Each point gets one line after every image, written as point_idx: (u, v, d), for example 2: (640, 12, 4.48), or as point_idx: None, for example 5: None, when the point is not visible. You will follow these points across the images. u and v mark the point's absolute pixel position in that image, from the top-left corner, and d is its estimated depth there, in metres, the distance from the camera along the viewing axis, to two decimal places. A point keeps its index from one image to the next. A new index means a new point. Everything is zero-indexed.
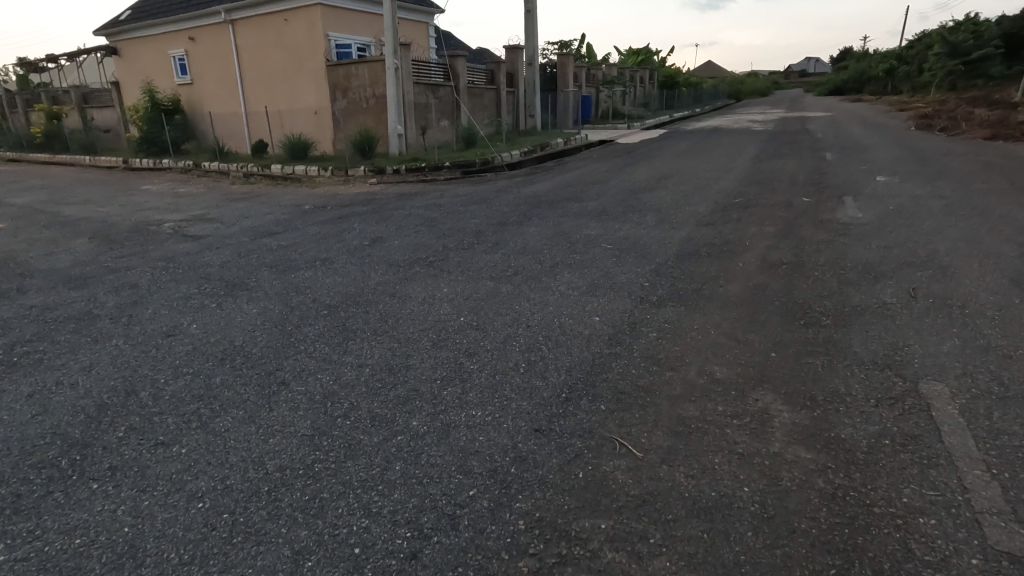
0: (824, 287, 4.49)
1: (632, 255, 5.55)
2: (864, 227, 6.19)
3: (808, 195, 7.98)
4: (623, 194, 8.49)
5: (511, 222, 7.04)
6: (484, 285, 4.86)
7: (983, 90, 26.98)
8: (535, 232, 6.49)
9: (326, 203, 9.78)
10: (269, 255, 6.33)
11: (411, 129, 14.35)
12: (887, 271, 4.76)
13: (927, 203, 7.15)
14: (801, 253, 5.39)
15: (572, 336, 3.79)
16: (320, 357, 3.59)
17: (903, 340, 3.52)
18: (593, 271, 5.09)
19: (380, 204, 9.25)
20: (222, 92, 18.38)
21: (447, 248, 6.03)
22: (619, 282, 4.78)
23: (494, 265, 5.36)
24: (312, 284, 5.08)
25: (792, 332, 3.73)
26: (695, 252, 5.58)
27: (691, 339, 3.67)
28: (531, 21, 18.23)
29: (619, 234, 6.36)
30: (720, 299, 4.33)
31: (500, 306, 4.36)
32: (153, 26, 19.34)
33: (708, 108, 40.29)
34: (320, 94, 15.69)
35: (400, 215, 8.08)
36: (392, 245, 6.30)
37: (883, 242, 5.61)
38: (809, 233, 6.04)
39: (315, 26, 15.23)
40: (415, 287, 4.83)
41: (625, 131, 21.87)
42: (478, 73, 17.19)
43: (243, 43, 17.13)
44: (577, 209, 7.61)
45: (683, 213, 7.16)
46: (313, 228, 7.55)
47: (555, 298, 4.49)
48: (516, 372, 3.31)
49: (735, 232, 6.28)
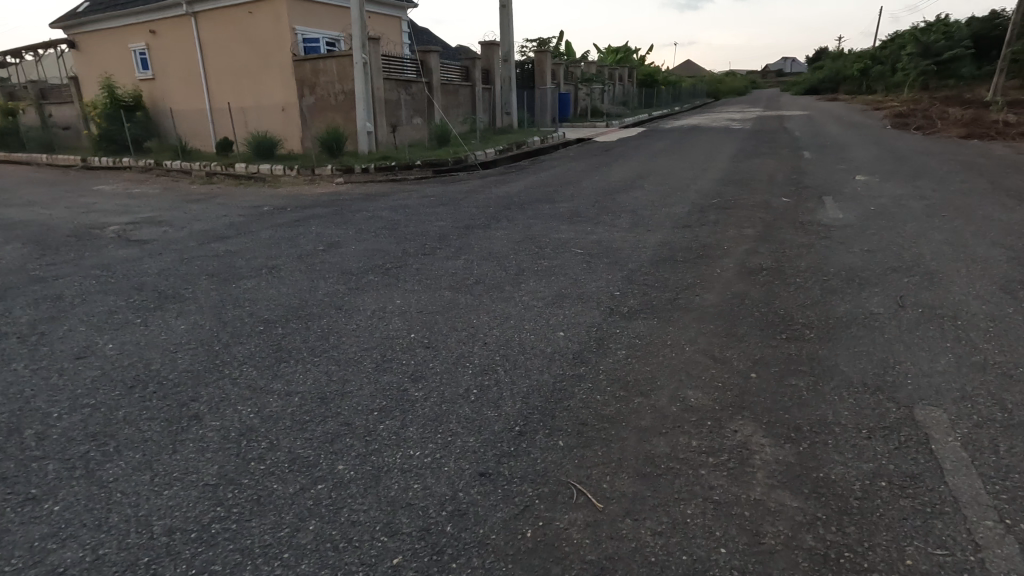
0: (806, 296, 4.17)
1: (603, 261, 5.20)
2: (845, 229, 5.93)
3: (787, 196, 7.72)
4: (597, 195, 8.13)
5: (478, 225, 6.64)
6: (442, 295, 4.45)
7: (954, 90, 27.30)
8: (502, 237, 6.11)
9: (287, 203, 9.27)
10: (215, 261, 5.85)
11: (381, 126, 13.84)
12: (871, 278, 4.48)
13: (908, 204, 6.93)
14: (781, 258, 5.09)
15: (532, 355, 3.40)
16: (245, 384, 3.15)
17: (894, 357, 3.21)
18: (560, 279, 4.71)
19: (343, 205, 8.77)
20: (186, 88, 17.63)
21: (407, 253, 5.61)
22: (588, 292, 4.42)
23: (455, 273, 4.96)
24: (253, 296, 4.62)
25: (774, 348, 3.39)
26: (670, 257, 5.25)
27: (664, 359, 3.32)
28: (506, 17, 17.83)
29: (591, 238, 6.00)
30: (695, 311, 3.98)
31: (456, 321, 3.95)
32: (113, 19, 18.52)
33: (687, 107, 40.29)
34: (286, 90, 15.08)
35: (362, 217, 7.62)
36: (348, 251, 5.86)
37: (866, 245, 5.34)
38: (788, 236, 5.75)
39: (281, 20, 14.62)
40: (365, 299, 4.41)
41: (604, 129, 21.61)
42: (453, 69, 16.74)
43: (206, 36, 16.45)
44: (548, 211, 7.23)
45: (658, 215, 6.83)
46: (268, 232, 7.06)
47: (516, 310, 4.11)
48: (466, 401, 2.92)
49: (713, 235, 5.96)
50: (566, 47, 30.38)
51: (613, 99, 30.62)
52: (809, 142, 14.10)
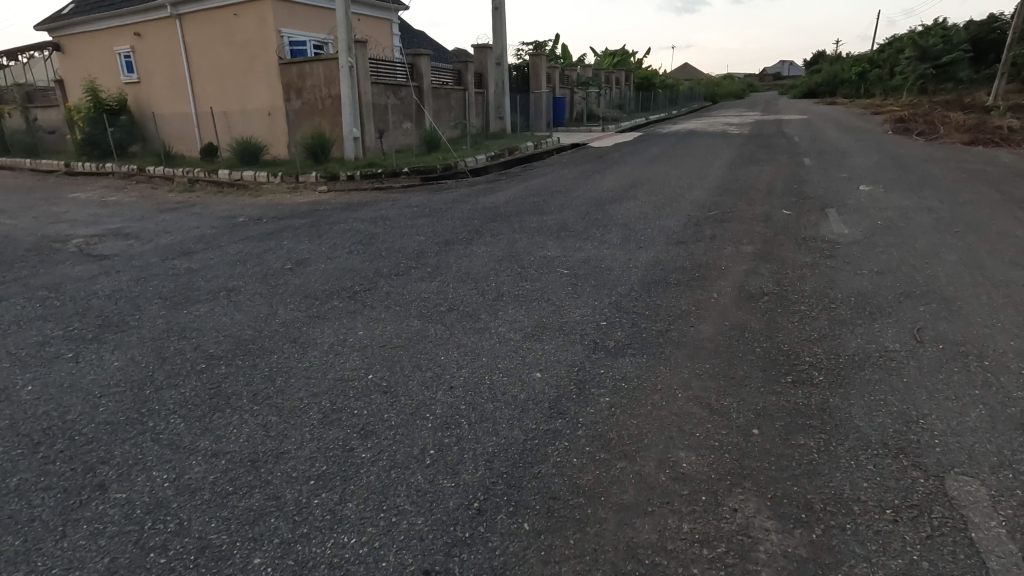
0: (813, 328, 3.77)
1: (590, 283, 4.78)
2: (851, 246, 5.53)
3: (788, 207, 7.31)
4: (588, 207, 7.72)
5: (458, 241, 6.23)
6: (410, 324, 4.04)
7: (952, 94, 27.00)
8: (484, 254, 5.70)
9: (264, 214, 8.85)
10: (173, 281, 5.42)
11: (368, 131, 13.44)
12: (884, 305, 4.08)
13: (917, 217, 6.53)
14: (783, 280, 4.68)
15: (503, 403, 2.98)
16: (167, 440, 2.72)
17: (916, 408, 2.81)
18: (542, 306, 4.30)
19: (322, 216, 8.35)
20: (171, 91, 17.20)
21: (379, 273, 5.20)
22: (571, 322, 4.00)
23: (428, 298, 4.54)
24: (204, 324, 4.20)
25: (777, 395, 2.99)
26: (663, 279, 4.84)
27: (652, 408, 2.91)
28: (499, 19, 17.45)
29: (579, 255, 5.60)
30: (689, 346, 3.57)
31: (421, 357, 3.54)
32: (97, 21, 18.11)
33: (684, 110, 40.02)
34: (272, 94, 14.66)
35: (339, 230, 7.20)
36: (316, 269, 5.44)
37: (875, 266, 4.94)
38: (791, 254, 5.35)
39: (267, 22, 14.22)
40: (325, 329, 3.99)
41: (600, 133, 21.22)
42: (445, 73, 16.35)
43: (191, 39, 16.04)
44: (535, 224, 6.82)
45: (652, 229, 6.42)
46: (236, 247, 6.63)
47: (491, 345, 3.67)
48: (421, 465, 2.50)
49: (709, 252, 5.55)
50: (562, 50, 30.01)
51: (609, 103, 30.26)
52: (809, 148, 13.72)
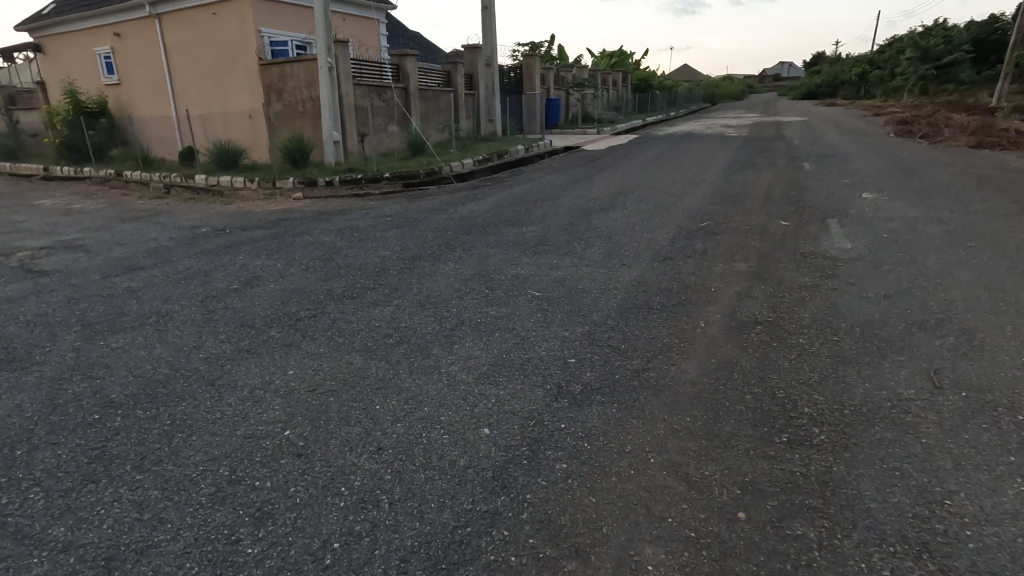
0: (812, 368, 3.25)
1: (563, 308, 4.25)
2: (854, 263, 5.02)
3: (785, 218, 6.80)
4: (571, 217, 7.19)
5: (426, 256, 5.73)
6: (349, 361, 3.53)
7: (955, 95, 26.41)
8: (451, 272, 5.18)
9: (230, 223, 8.34)
10: (105, 303, 4.91)
11: (350, 135, 12.93)
12: (894, 337, 3.56)
13: (925, 229, 6.01)
14: (779, 306, 4.16)
15: (436, 474, 2.44)
16: (11, 529, 2.19)
17: (940, 483, 2.29)
18: (504, 337, 3.79)
19: (289, 225, 7.84)
20: (151, 93, 16.70)
21: (330, 296, 4.67)
22: (535, 358, 3.48)
23: (378, 327, 4.02)
24: (118, 359, 3.68)
25: (771, 463, 2.46)
26: (645, 303, 4.31)
27: (618, 481, 2.38)
28: (489, 19, 16.95)
29: (555, 273, 5.09)
30: (668, 393, 3.05)
31: (354, 405, 3.02)
32: (76, 21, 17.62)
33: (682, 112, 39.45)
34: (253, 96, 14.16)
35: (301, 242, 6.69)
36: (264, 290, 4.93)
37: (881, 288, 4.42)
38: (788, 273, 4.83)
39: (246, 21, 13.72)
40: (252, 367, 3.48)
41: (594, 136, 20.71)
42: (433, 74, 15.84)
43: (170, 39, 15.55)
44: (512, 237, 6.31)
45: (637, 243, 5.90)
46: (187, 262, 6.11)
47: (437, 389, 3.14)
48: (317, 568, 1.97)
49: (698, 270, 5.03)
50: (557, 50, 29.54)
51: (606, 105, 29.73)
52: (809, 152, 13.23)
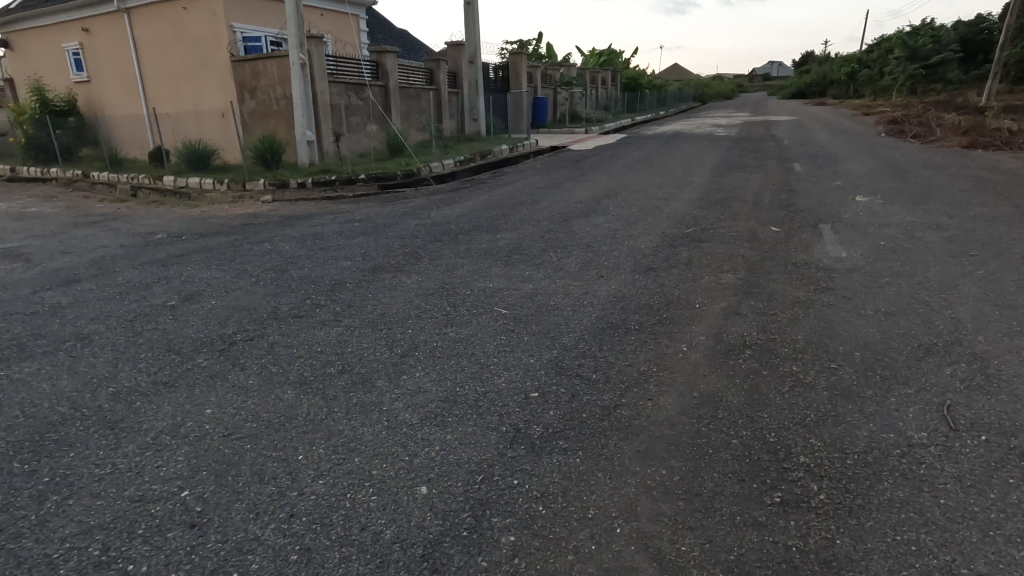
0: (808, 403, 2.83)
1: (530, 329, 3.82)
2: (850, 275, 4.63)
3: (776, 223, 6.40)
4: (549, 223, 6.75)
5: (389, 267, 5.28)
6: (280, 395, 3.07)
7: (943, 95, 26.26)
8: (413, 286, 4.72)
9: (188, 228, 7.82)
10: (25, 322, 4.41)
11: (325, 134, 12.42)
12: (899, 365, 3.15)
13: (924, 236, 5.63)
14: (769, 325, 3.75)
15: (351, 554, 1.99)
16: None
17: (970, 564, 1.86)
18: (460, 364, 3.36)
19: (250, 231, 7.36)
20: (122, 92, 16.09)
21: (275, 314, 4.21)
22: (493, 392, 3.04)
23: (320, 352, 3.57)
24: (16, 394, 3.20)
25: (763, 536, 2.02)
26: (621, 322, 3.89)
27: (576, 563, 1.94)
28: (471, 15, 16.49)
29: (526, 286, 4.66)
30: (641, 437, 2.62)
31: (273, 454, 2.56)
32: (43, 15, 16.93)
33: (672, 111, 39.05)
34: (225, 93, 13.61)
35: (258, 251, 6.23)
36: (204, 307, 4.46)
37: (881, 303, 4.02)
38: (779, 287, 4.43)
39: (217, 16, 13.18)
40: (166, 403, 3.02)
41: (582, 136, 20.31)
42: (414, 71, 15.36)
43: (139, 35, 14.95)
44: (484, 245, 5.88)
45: (617, 252, 5.47)
46: (130, 274, 5.63)
47: (373, 433, 2.69)
48: None
49: (682, 284, 4.61)
50: (546, 48, 29.16)
51: (594, 104, 29.33)
52: (799, 152, 12.90)
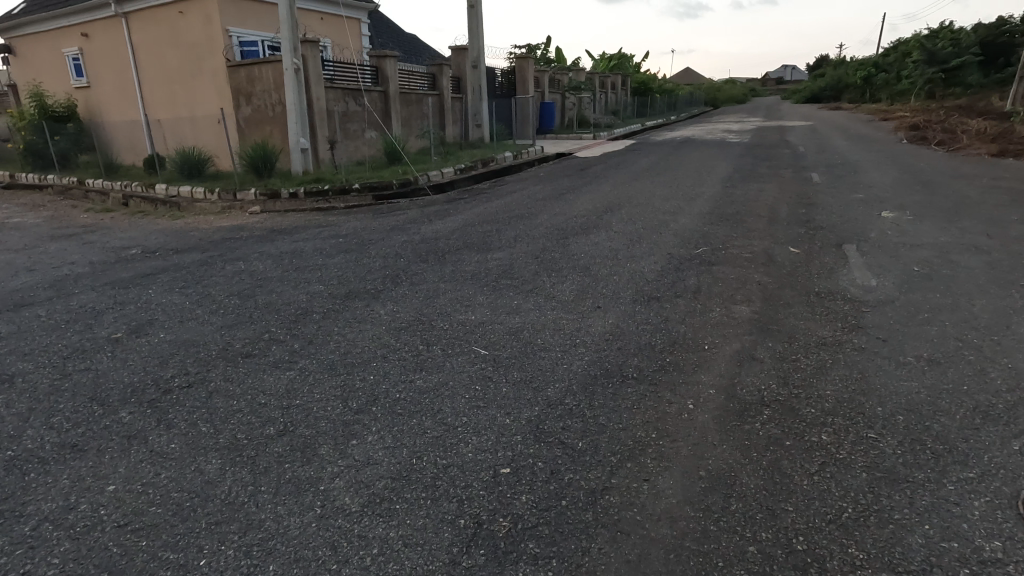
0: (844, 492, 2.27)
1: (511, 377, 3.29)
2: (883, 308, 4.05)
3: (794, 243, 5.83)
4: (545, 241, 6.21)
5: (366, 292, 4.79)
6: (204, 466, 2.56)
7: (964, 99, 25.42)
8: (385, 318, 4.21)
9: (165, 243, 7.38)
10: None
11: (321, 141, 11.99)
12: (953, 437, 2.59)
13: (962, 260, 5.04)
14: (791, 376, 3.18)
15: None
16: None
17: None
18: (424, 424, 2.84)
19: (229, 246, 6.91)
20: (121, 97, 15.81)
21: (225, 352, 3.72)
22: (457, 466, 2.51)
23: (263, 405, 3.06)
24: None
25: None
26: (617, 370, 3.34)
27: None
28: (475, 18, 16.03)
29: (512, 318, 4.15)
30: (634, 541, 2.07)
31: (168, 558, 2.04)
32: (43, 20, 16.70)
33: (683, 116, 38.38)
34: (220, 98, 13.24)
35: (230, 270, 5.76)
36: (152, 341, 3.98)
37: (923, 347, 3.45)
38: (801, 324, 3.87)
39: (212, 20, 12.84)
40: (64, 476, 2.51)
41: (590, 142, 19.77)
42: (415, 76, 14.92)
43: (136, 39, 14.66)
44: (472, 267, 5.37)
45: (618, 277, 4.92)
46: (87, 297, 5.17)
47: (301, 527, 2.18)
48: None
49: (690, 318, 4.06)
50: (554, 52, 28.71)
51: (602, 109, 28.74)
52: (817, 160, 12.26)
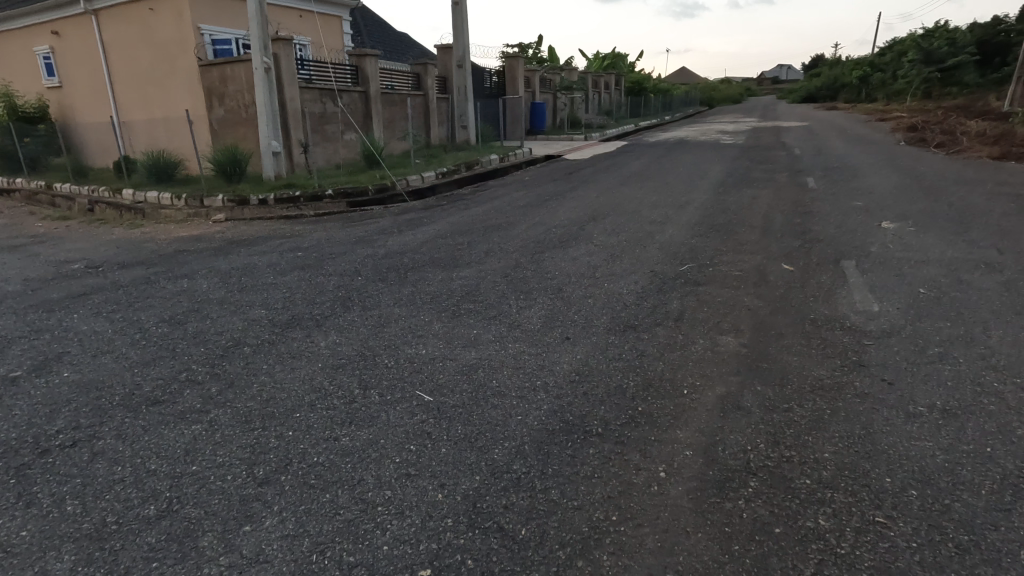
0: None
1: (455, 434, 2.78)
2: (889, 341, 3.57)
3: (788, 259, 5.34)
4: (519, 257, 5.71)
5: (313, 319, 4.29)
6: (50, 566, 2.05)
7: (962, 99, 24.99)
8: (325, 353, 3.70)
9: (114, 256, 6.85)
10: None
11: (295, 144, 11.45)
12: (980, 523, 2.11)
13: (972, 279, 4.56)
14: (785, 434, 2.68)
15: None
16: None
17: None
18: (339, 502, 2.34)
19: (179, 260, 6.38)
20: (93, 98, 15.23)
21: (130, 399, 3.20)
22: (365, 568, 2.01)
23: (150, 473, 2.54)
24: None
25: None
26: (581, 424, 2.84)
27: None
28: (460, 15, 15.52)
29: (467, 353, 3.65)
30: None
31: None
32: (13, 18, 16.09)
33: (679, 117, 37.94)
34: (193, 99, 12.69)
35: (172, 290, 5.24)
36: (52, 382, 3.46)
37: (937, 393, 2.96)
38: (796, 362, 3.37)
39: (183, 17, 12.30)
40: None
41: (582, 143, 19.27)
42: (397, 75, 14.38)
43: (107, 38, 14.08)
44: (435, 288, 4.87)
45: (593, 302, 4.43)
46: (4, 323, 4.64)
47: None
48: None
49: (671, 353, 3.56)
50: (547, 51, 28.26)
51: (595, 110, 28.27)
52: (813, 163, 11.79)
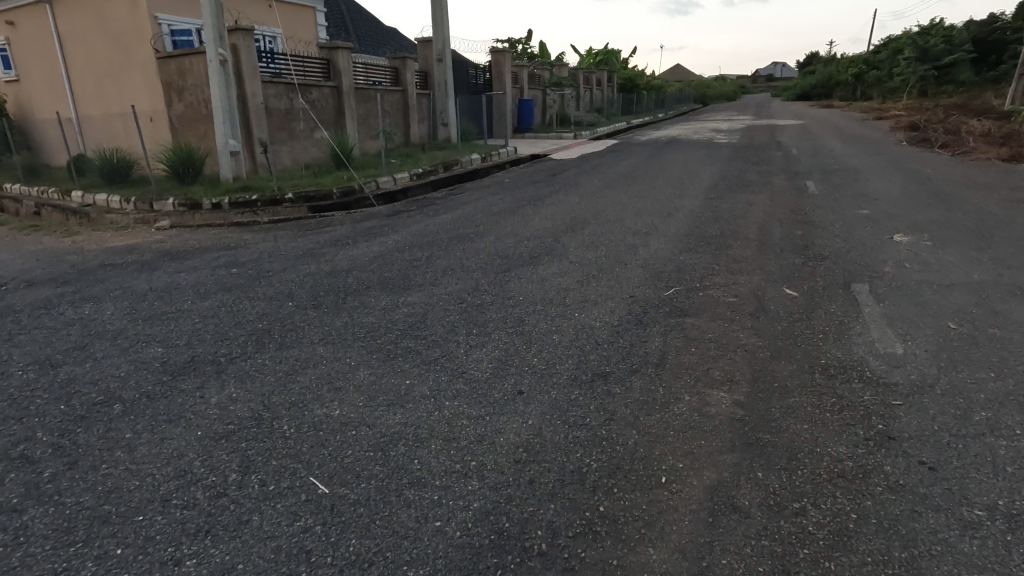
0: None
1: (345, 556, 2.01)
2: (922, 399, 2.83)
3: (792, 281, 4.58)
4: (481, 276, 4.95)
5: (215, 362, 3.51)
6: None
7: (958, 97, 24.33)
8: (213, 415, 2.91)
9: (27, 272, 6.03)
10: None
11: (257, 143, 10.62)
12: None
13: (1009, 311, 3.83)
14: (798, 563, 1.92)
15: None
16: None
17: None
18: None
19: (95, 279, 5.56)
20: (50, 93, 14.30)
21: None
22: None
23: None
24: None
25: None
26: (517, 541, 2.07)
27: None
28: (440, 6, 14.70)
29: (391, 415, 2.88)
30: None
31: None
32: None
33: (673, 114, 37.26)
34: (151, 93, 11.81)
35: (67, 319, 4.43)
36: None
37: (998, 489, 2.21)
38: (806, 434, 2.61)
39: (139, 5, 11.43)
40: None
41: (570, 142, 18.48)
42: (373, 69, 13.55)
43: (62, 28, 13.17)
44: (374, 319, 4.09)
45: (558, 340, 3.67)
46: None
47: None
48: None
49: (647, 417, 2.79)
50: (538, 46, 27.47)
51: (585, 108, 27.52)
52: (812, 165, 11.06)
